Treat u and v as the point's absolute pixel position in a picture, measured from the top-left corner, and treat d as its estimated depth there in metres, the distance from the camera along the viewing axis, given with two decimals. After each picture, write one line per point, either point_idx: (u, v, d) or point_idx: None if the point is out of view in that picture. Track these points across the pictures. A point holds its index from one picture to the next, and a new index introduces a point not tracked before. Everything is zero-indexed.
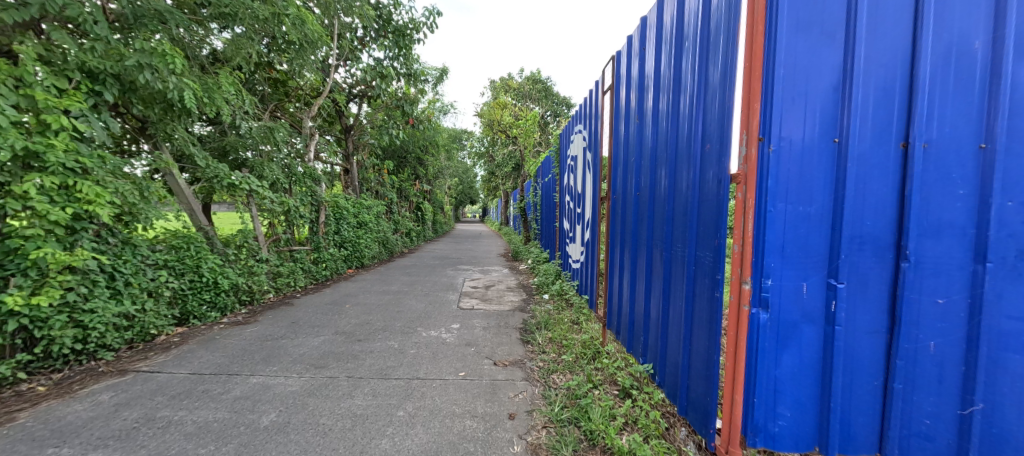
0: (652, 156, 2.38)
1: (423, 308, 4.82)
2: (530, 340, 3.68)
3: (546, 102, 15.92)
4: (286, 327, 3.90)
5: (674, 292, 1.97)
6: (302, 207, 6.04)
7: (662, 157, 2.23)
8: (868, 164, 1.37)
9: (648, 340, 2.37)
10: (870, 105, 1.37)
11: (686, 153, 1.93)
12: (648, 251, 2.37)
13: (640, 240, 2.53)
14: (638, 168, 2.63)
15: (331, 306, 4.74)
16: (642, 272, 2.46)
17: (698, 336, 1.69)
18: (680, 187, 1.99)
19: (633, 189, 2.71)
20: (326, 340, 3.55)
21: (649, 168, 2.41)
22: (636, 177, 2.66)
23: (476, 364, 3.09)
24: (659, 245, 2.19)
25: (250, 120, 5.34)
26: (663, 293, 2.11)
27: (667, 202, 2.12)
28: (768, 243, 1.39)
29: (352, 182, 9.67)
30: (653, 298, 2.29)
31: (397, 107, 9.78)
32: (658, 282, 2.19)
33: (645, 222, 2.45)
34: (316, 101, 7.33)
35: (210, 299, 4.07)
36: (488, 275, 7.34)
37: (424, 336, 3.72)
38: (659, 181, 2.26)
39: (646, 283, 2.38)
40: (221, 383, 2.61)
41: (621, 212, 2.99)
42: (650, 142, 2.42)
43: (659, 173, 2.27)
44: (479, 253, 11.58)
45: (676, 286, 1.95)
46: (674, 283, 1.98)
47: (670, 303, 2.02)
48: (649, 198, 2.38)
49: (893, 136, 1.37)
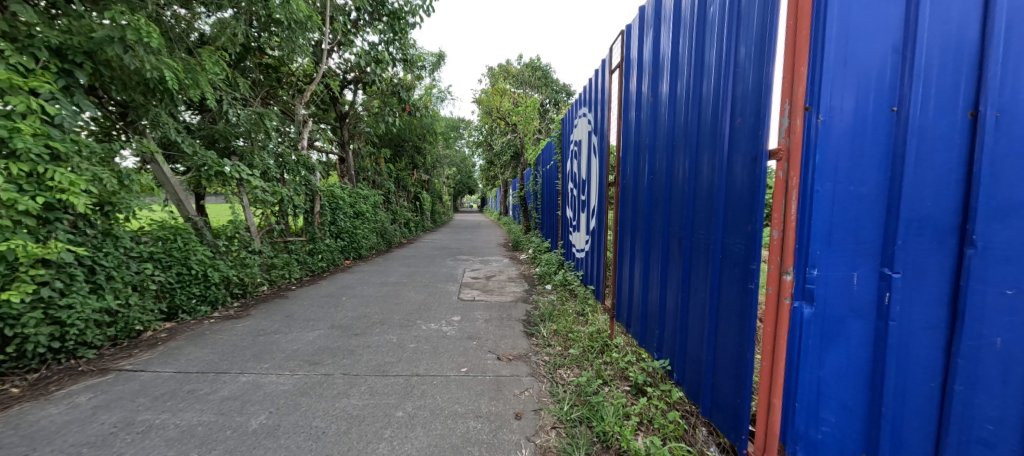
0: (668, 136, 2.19)
1: (422, 301, 4.67)
2: (535, 334, 3.53)
3: (545, 89, 15.57)
4: (279, 321, 3.74)
5: (696, 283, 1.80)
6: (296, 197, 5.83)
7: (680, 137, 2.05)
8: (929, 130, 1.14)
9: (663, 334, 2.20)
10: (934, 57, 1.13)
11: (710, 131, 1.74)
12: (663, 239, 2.20)
13: (655, 228, 2.35)
14: (652, 150, 2.43)
15: (326, 299, 4.57)
16: (656, 261, 2.29)
17: (727, 330, 1.53)
18: (702, 169, 1.81)
19: (646, 173, 2.52)
20: (322, 334, 3.39)
21: (666, 150, 2.22)
22: (649, 161, 2.46)
23: (479, 359, 2.94)
24: (677, 233, 2.02)
25: (238, 106, 5.12)
26: (682, 285, 1.94)
27: (687, 185, 1.93)
28: (814, 228, 1.22)
29: (348, 171, 9.42)
30: (669, 290, 2.12)
31: (393, 94, 9.44)
32: (676, 273, 2.02)
33: (660, 209, 2.26)
34: (310, 86, 7.07)
35: (200, 293, 3.90)
36: (488, 266, 7.19)
37: (424, 330, 3.57)
38: (678, 162, 2.07)
39: (661, 273, 2.21)
40: (209, 382, 2.46)
41: (632, 198, 2.80)
42: (667, 120, 2.22)
43: (677, 154, 2.08)
44: (478, 243, 11.42)
45: (699, 277, 1.78)
46: (696, 273, 1.81)
47: (690, 295, 1.86)
48: (666, 182, 2.19)
49: (963, 89, 1.10)
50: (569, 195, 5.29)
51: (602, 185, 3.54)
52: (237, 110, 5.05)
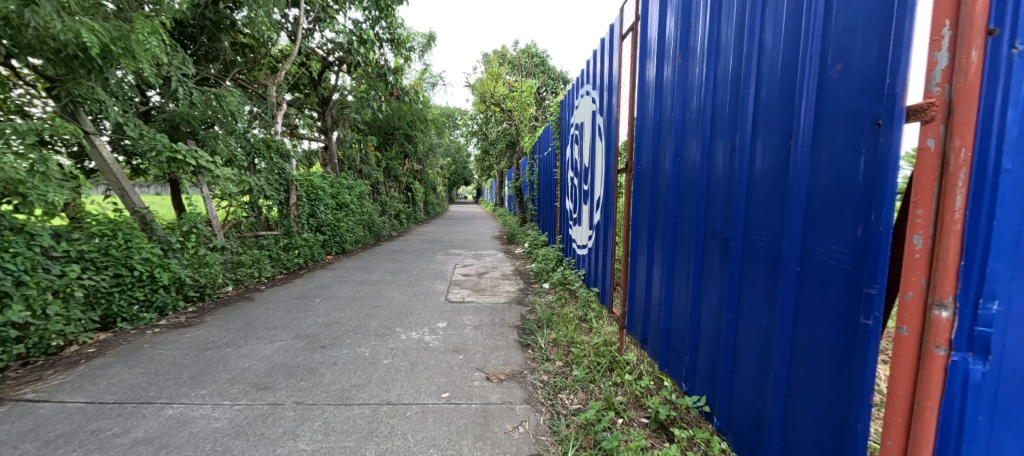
0: (705, 104, 1.65)
1: (405, 303, 4.17)
2: (531, 345, 3.05)
3: (542, 76, 14.88)
4: (235, 329, 3.23)
5: (751, 303, 1.30)
6: (268, 187, 5.27)
7: (726, 103, 1.52)
8: None
9: (692, 360, 1.71)
10: None
11: (776, 91, 1.22)
12: (695, 240, 1.69)
13: (683, 224, 1.84)
14: (681, 125, 1.89)
15: (297, 302, 4.06)
16: (685, 268, 1.79)
17: (814, 378, 1.04)
18: (761, 145, 1.29)
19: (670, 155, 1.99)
20: (281, 348, 2.90)
21: (701, 124, 1.68)
22: (676, 139, 1.93)
23: (464, 380, 2.46)
24: (718, 233, 1.52)
25: (188, 84, 4.51)
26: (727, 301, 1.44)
27: (735, 168, 1.42)
28: (998, 236, 0.72)
29: (332, 160, 8.81)
30: (703, 307, 1.62)
31: (379, 77, 8.75)
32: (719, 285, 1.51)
33: (693, 200, 1.74)
34: (284, 64, 6.42)
35: (144, 297, 3.38)
36: (482, 261, 6.70)
37: (403, 340, 3.08)
38: (720, 137, 1.54)
39: (692, 283, 1.70)
40: (123, 419, 1.97)
41: (650, 186, 2.27)
42: (703, 84, 1.68)
43: (718, 128, 1.56)
44: (471, 236, 10.91)
45: (755, 297, 1.28)
46: (751, 288, 1.30)
47: (740, 318, 1.36)
48: (701, 164, 1.66)
49: None
50: (569, 184, 4.77)
51: (610, 173, 3.01)
52: (187, 88, 4.48)
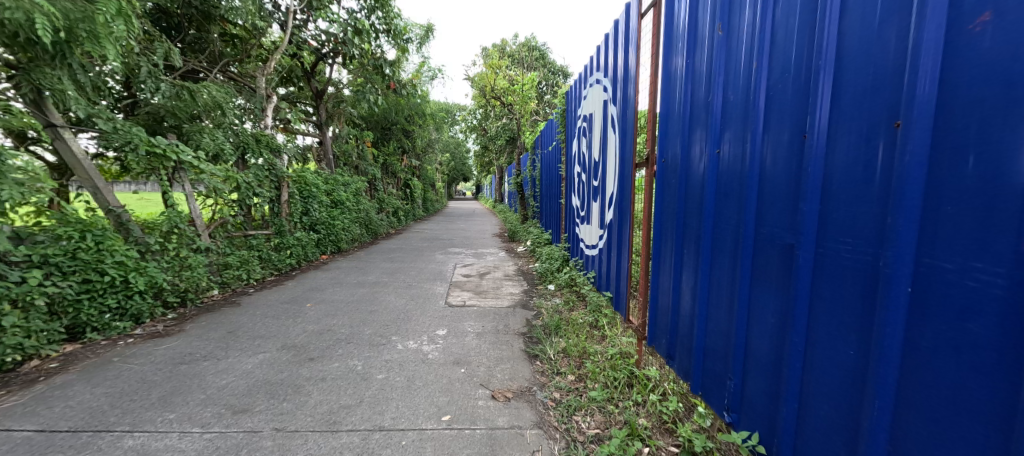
0: (757, 86, 1.41)
1: (402, 308, 3.91)
2: (539, 356, 2.79)
3: (542, 69, 14.50)
4: (217, 339, 2.97)
5: (834, 325, 1.08)
6: (257, 184, 4.99)
7: (785, 87, 1.29)
8: None
9: (736, 383, 1.49)
10: None
11: (873, 70, 1.00)
12: (744, 245, 1.45)
13: (724, 226, 1.60)
14: (719, 111, 1.65)
15: (286, 307, 3.80)
16: (728, 280, 1.56)
17: (950, 430, 0.83)
18: (847, 136, 1.06)
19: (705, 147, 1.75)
20: (265, 361, 2.63)
21: (751, 112, 1.45)
22: (712, 127, 1.68)
23: (467, 399, 2.20)
24: (779, 241, 1.29)
25: (159, 76, 4.21)
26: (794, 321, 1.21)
27: (805, 162, 1.18)
28: None
29: (327, 155, 8.49)
30: (756, 324, 1.40)
31: (375, 69, 8.41)
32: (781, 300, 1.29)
33: (740, 199, 1.51)
34: (274, 54, 6.08)
35: (117, 305, 3.10)
36: (483, 261, 6.43)
37: (399, 351, 2.82)
38: (781, 125, 1.30)
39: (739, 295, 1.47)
40: (73, 452, 1.70)
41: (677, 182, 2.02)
42: (753, 66, 1.44)
43: (776, 117, 1.33)
44: (471, 234, 10.62)
45: (841, 322, 1.06)
46: (834, 307, 1.08)
47: (815, 345, 1.14)
48: (752, 157, 1.43)
49: None
50: (576, 180, 4.50)
51: (626, 167, 2.74)
52: (159, 82, 4.19)
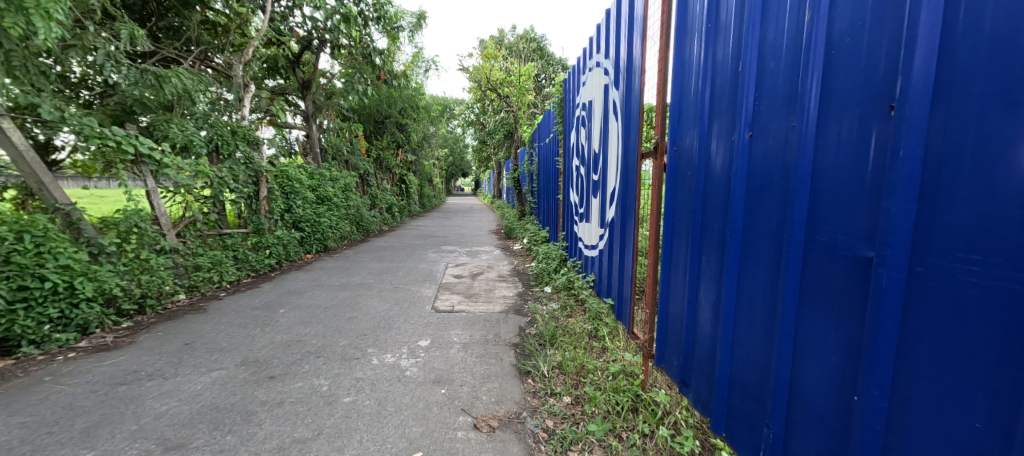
0: (814, 55, 1.10)
1: (384, 313, 3.58)
2: (532, 373, 2.46)
3: (541, 61, 14.05)
4: (171, 353, 2.64)
5: (949, 368, 0.81)
6: (230, 179, 4.64)
7: (857, 57, 0.99)
8: None
9: (779, 419, 1.22)
10: None
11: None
12: (793, 251, 1.16)
13: (758, 227, 1.30)
14: (753, 90, 1.34)
15: (257, 313, 3.47)
16: (764, 301, 1.27)
17: None
18: (967, 124, 0.78)
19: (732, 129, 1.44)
20: (219, 380, 2.31)
21: (801, 93, 1.15)
22: (744, 104, 1.38)
23: (444, 430, 1.88)
24: (845, 259, 1.01)
25: (119, 60, 3.87)
26: (876, 353, 0.93)
27: (897, 143, 0.89)
28: None
29: (314, 149, 8.12)
30: (809, 350, 1.11)
31: (365, 59, 8.01)
32: (851, 322, 1.00)
33: (785, 192, 1.21)
34: (254, 40, 5.70)
35: (61, 314, 2.77)
36: (477, 260, 6.10)
37: (374, 367, 2.50)
38: (853, 95, 1.00)
39: (784, 312, 1.18)
40: None
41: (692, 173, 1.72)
42: (806, 32, 1.13)
43: (839, 98, 1.03)
44: (467, 231, 10.30)
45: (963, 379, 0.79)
46: (950, 344, 0.81)
47: (909, 402, 0.88)
48: (803, 142, 1.13)
49: None
50: (574, 175, 4.17)
51: (631, 158, 2.41)
52: (121, 68, 3.88)
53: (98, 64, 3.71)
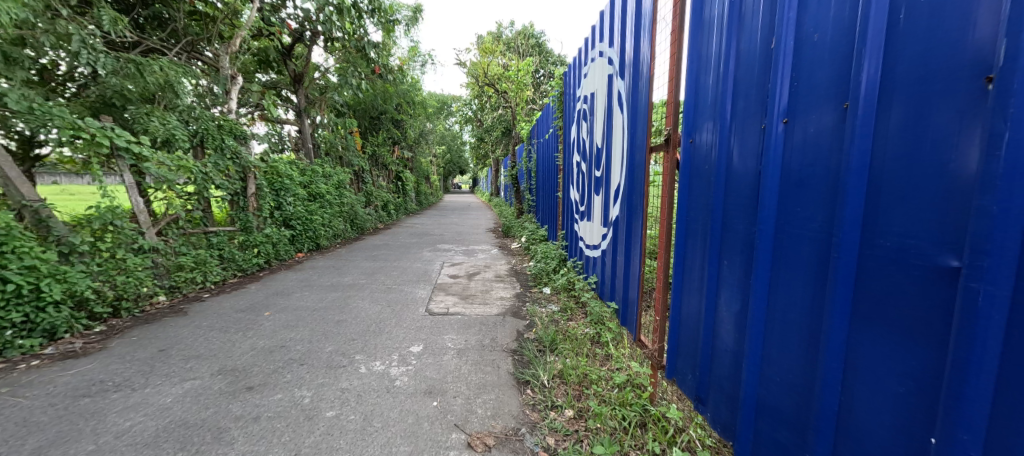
0: (876, 24, 0.93)
1: (375, 316, 3.40)
2: (530, 382, 2.30)
3: (540, 57, 13.82)
4: (142, 361, 2.45)
5: None
6: (215, 174, 4.43)
7: (939, 25, 0.82)
8: None
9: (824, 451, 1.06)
10: None
11: None
12: (845, 257, 0.99)
13: (798, 229, 1.13)
14: (793, 71, 1.16)
15: (240, 316, 3.28)
16: (806, 316, 1.11)
17: None
18: None
19: (763, 116, 1.27)
20: (192, 391, 2.13)
21: (858, 73, 0.97)
22: (779, 87, 1.20)
23: (434, 448, 1.71)
24: (919, 271, 0.84)
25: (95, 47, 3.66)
26: (966, 383, 0.77)
27: (1001, 125, 0.71)
28: None
29: (306, 145, 7.90)
30: (868, 374, 0.95)
31: (359, 52, 7.77)
32: (930, 343, 0.83)
33: (833, 188, 1.04)
34: (242, 30, 5.46)
35: (24, 318, 2.57)
36: (473, 259, 5.92)
37: (361, 376, 2.33)
38: (932, 70, 0.83)
39: (833, 328, 1.02)
40: None
41: (710, 166, 1.55)
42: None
43: (910, 74, 0.86)
44: (464, 229, 10.11)
45: None
46: None
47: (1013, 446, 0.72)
48: (859, 130, 0.96)
49: None
50: (574, 171, 4.00)
51: (637, 151, 2.23)
52: (97, 56, 3.65)
53: (73, 50, 3.50)
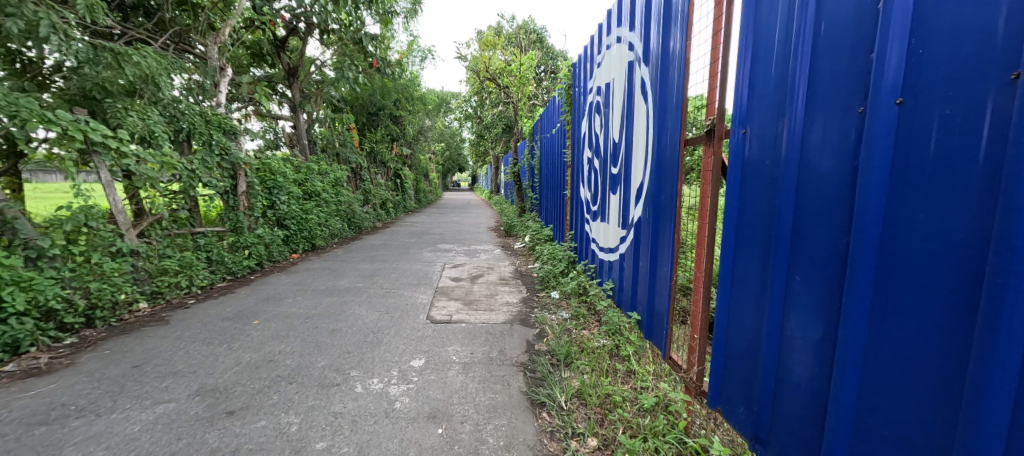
0: None
1: (373, 325, 3.16)
2: (546, 404, 2.05)
3: (541, 52, 13.52)
4: (113, 379, 2.20)
5: None
6: (202, 172, 4.18)
7: None
8: None
9: None
10: None
11: None
12: (1011, 285, 0.69)
13: (918, 242, 0.83)
14: (910, 28, 0.85)
15: (227, 325, 3.03)
16: (934, 362, 0.81)
17: None
18: None
19: (861, 90, 0.96)
20: (165, 417, 1.88)
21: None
22: (891, 50, 0.88)
23: None
24: None
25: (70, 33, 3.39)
26: None
27: None
28: None
29: (301, 141, 7.62)
30: None
31: (356, 44, 7.48)
32: None
33: (985, 185, 0.73)
34: (231, 19, 5.17)
35: None
36: (476, 260, 5.67)
37: (357, 397, 2.08)
38: None
39: (985, 384, 0.72)
40: None
41: (775, 157, 1.24)
42: None
43: None
44: (465, 228, 9.85)
45: None
46: None
47: None
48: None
49: None
50: (585, 169, 3.75)
51: (667, 144, 1.99)
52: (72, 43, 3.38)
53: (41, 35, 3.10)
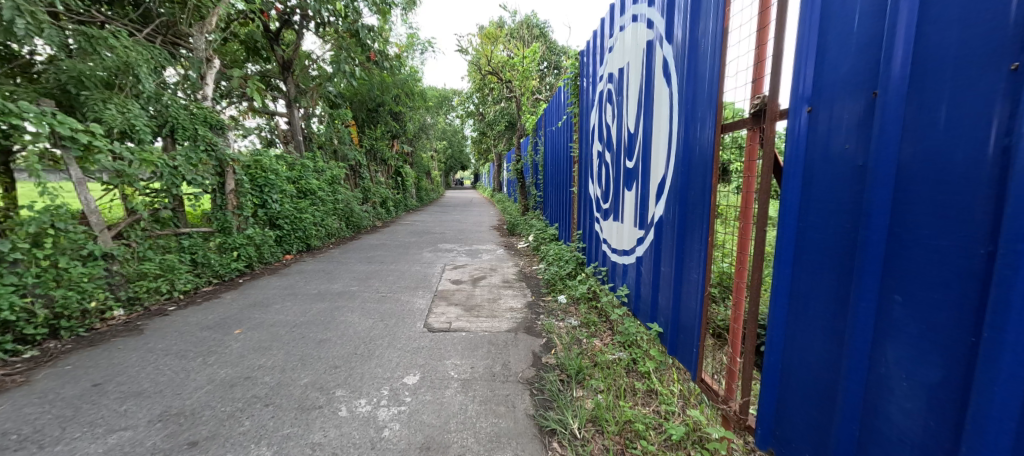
0: None
1: (365, 334, 2.89)
2: (557, 432, 1.78)
3: (545, 45, 13.16)
4: (66, 402, 1.95)
5: None
6: (185, 169, 3.91)
7: None
8: None
9: None
10: None
11: None
12: None
13: None
14: None
15: (206, 335, 2.78)
16: None
17: None
18: None
19: (1019, 37, 0.68)
20: (116, 449, 1.63)
21: None
22: None
23: None
24: None
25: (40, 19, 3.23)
26: None
27: None
28: None
29: (296, 137, 7.35)
30: None
31: (352, 36, 7.20)
32: None
33: None
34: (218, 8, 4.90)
35: None
36: (477, 261, 5.40)
37: (342, 424, 1.82)
38: None
39: None
40: None
41: (858, 137, 0.96)
42: None
43: None
44: (466, 227, 9.58)
45: None
46: None
47: None
48: None
49: None
50: (595, 163, 3.48)
51: (697, 133, 1.72)
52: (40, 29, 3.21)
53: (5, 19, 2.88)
